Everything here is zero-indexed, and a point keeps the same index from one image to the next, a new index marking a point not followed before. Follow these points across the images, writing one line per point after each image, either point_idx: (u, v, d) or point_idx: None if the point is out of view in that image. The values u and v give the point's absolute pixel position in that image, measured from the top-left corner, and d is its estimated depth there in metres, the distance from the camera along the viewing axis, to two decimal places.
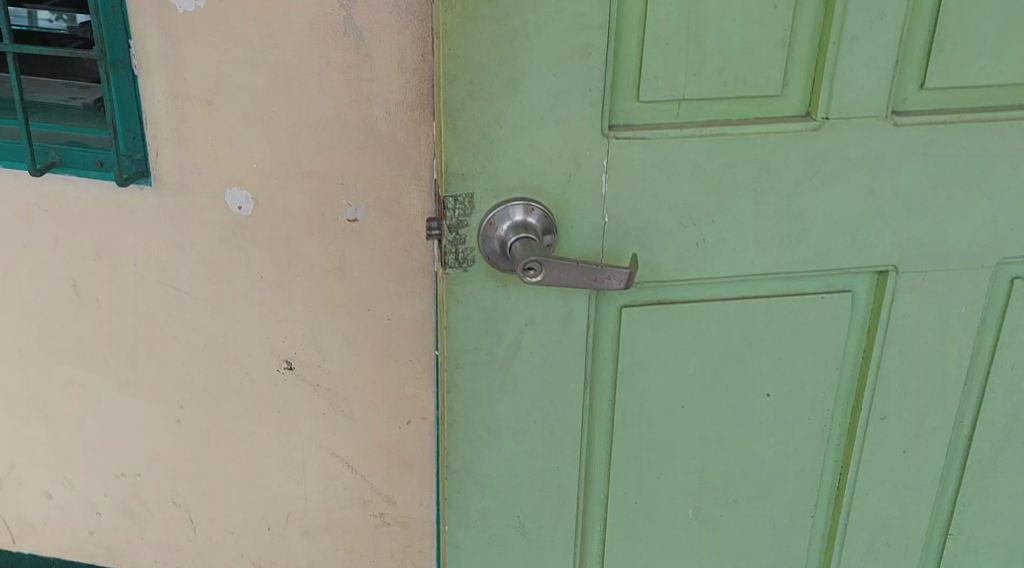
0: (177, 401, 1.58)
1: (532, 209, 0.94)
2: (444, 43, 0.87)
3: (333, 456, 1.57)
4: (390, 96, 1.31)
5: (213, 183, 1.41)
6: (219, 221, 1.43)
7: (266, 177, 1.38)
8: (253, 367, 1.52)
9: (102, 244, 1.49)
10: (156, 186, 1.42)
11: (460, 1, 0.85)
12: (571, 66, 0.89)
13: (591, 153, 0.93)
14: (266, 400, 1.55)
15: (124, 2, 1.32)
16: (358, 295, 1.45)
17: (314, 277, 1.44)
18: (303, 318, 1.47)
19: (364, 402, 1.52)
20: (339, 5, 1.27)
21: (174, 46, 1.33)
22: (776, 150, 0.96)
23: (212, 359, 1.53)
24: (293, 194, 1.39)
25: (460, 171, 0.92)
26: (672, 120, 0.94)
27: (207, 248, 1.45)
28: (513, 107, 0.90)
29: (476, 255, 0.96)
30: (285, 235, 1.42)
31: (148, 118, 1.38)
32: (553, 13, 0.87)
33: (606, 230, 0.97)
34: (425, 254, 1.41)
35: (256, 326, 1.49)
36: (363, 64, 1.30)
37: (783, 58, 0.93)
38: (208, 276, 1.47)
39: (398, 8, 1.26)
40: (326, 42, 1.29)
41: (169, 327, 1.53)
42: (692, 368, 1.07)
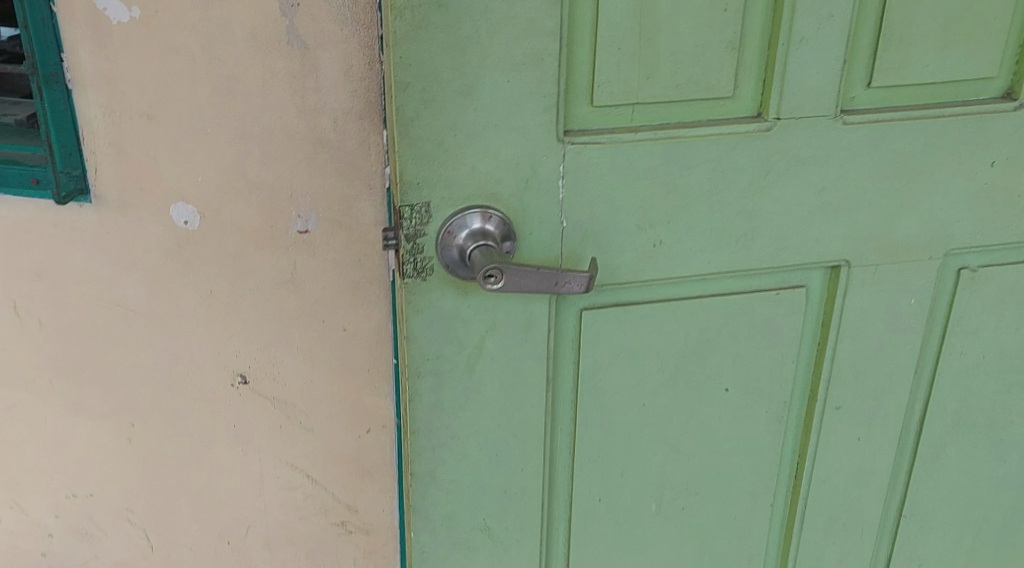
0: (127, 422, 1.55)
1: (490, 217, 0.94)
2: (395, 52, 0.85)
3: (292, 466, 1.55)
4: (337, 106, 1.30)
5: (156, 198, 1.37)
6: (164, 235, 1.40)
7: (211, 191, 1.36)
8: (205, 383, 1.50)
9: (42, 264, 1.45)
10: (96, 203, 1.39)
11: (411, 8, 0.84)
12: (525, 72, 0.89)
13: (547, 158, 0.93)
14: (219, 416, 1.52)
15: (54, 14, 1.28)
16: (311, 305, 1.42)
17: (264, 291, 1.42)
18: (254, 333, 1.45)
19: (323, 412, 1.50)
20: (282, 14, 1.25)
21: (110, 59, 1.29)
22: (729, 150, 0.97)
23: (162, 377, 1.50)
24: (240, 208, 1.37)
25: (415, 179, 0.91)
26: (627, 124, 0.95)
27: (152, 265, 1.42)
28: (468, 115, 0.89)
29: (434, 264, 0.95)
30: (234, 248, 1.39)
31: (85, 133, 1.34)
32: (506, 19, 0.86)
33: (565, 234, 0.97)
34: (379, 261, 1.39)
35: (207, 342, 1.47)
36: (308, 73, 1.28)
37: (734, 60, 0.94)
38: (154, 293, 1.44)
39: (343, 16, 1.25)
40: (269, 53, 1.26)
41: (115, 347, 1.49)
42: (652, 367, 1.07)
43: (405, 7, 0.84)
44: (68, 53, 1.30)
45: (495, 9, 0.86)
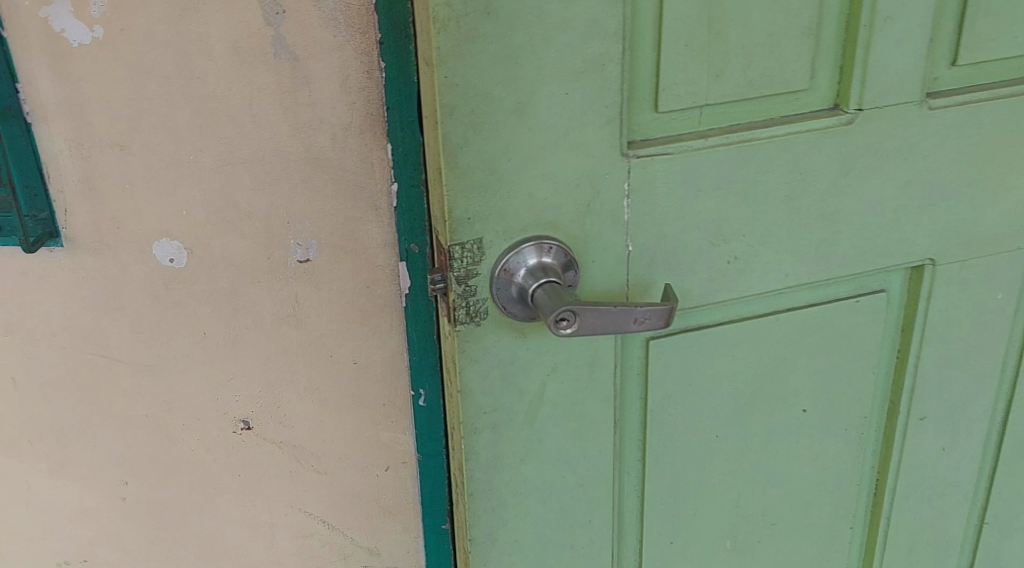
0: (118, 480, 1.39)
1: (547, 247, 0.82)
2: (439, 71, 0.73)
3: (306, 514, 1.41)
4: (336, 120, 1.17)
5: (138, 236, 1.23)
6: (147, 278, 1.26)
7: (197, 225, 1.22)
8: (203, 430, 1.35)
9: (10, 319, 1.29)
10: (67, 246, 1.24)
11: (456, 19, 0.72)
12: (584, 81, 0.77)
13: (610, 177, 0.81)
14: (222, 465, 1.37)
15: (5, 41, 1.13)
16: (318, 341, 1.29)
17: (265, 328, 1.28)
18: (256, 373, 1.31)
19: (336, 453, 1.37)
20: (265, 24, 1.12)
21: (73, 86, 1.15)
22: (809, 150, 0.86)
23: (155, 428, 1.35)
24: (232, 241, 1.23)
25: (465, 215, 0.79)
26: (695, 129, 0.83)
27: (137, 309, 1.28)
28: (522, 136, 0.77)
29: (489, 307, 0.83)
30: (228, 285, 1.26)
31: (50, 170, 1.20)
32: (561, 24, 0.75)
33: (630, 259, 0.85)
34: (389, 289, 1.27)
35: (204, 387, 1.32)
36: (300, 88, 1.15)
37: (811, 48, 0.83)
38: (142, 338, 1.29)
39: (335, 22, 1.12)
40: (254, 68, 1.13)
41: (100, 401, 1.34)
42: (725, 395, 0.96)
43: (450, 18, 0.72)
44: (23, 84, 1.16)
45: (550, 11, 0.74)
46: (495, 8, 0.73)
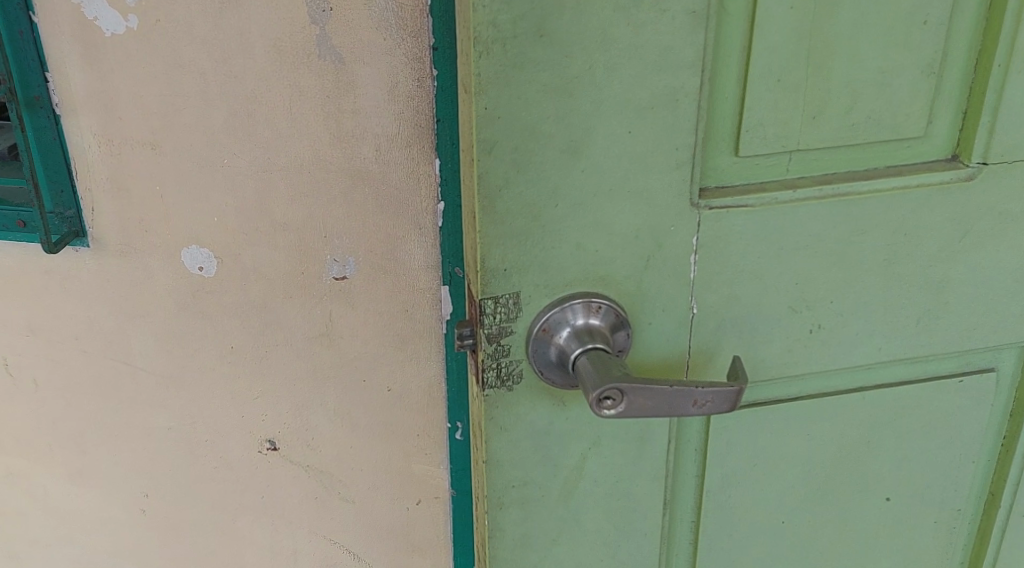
0: (138, 493, 1.22)
1: (596, 307, 0.69)
2: (478, 99, 0.62)
3: (334, 544, 1.21)
4: (381, 131, 0.98)
5: (165, 238, 1.05)
6: (173, 289, 1.07)
7: (231, 234, 1.04)
8: (223, 449, 1.17)
9: (32, 318, 1.12)
10: (92, 248, 1.06)
11: (502, 41, 0.60)
12: (653, 118, 0.65)
13: (677, 229, 0.69)
14: (245, 485, 1.19)
15: (36, 26, 0.96)
16: (352, 363, 1.10)
17: (295, 346, 1.09)
18: (283, 393, 1.12)
19: (366, 483, 1.17)
20: (309, 20, 0.93)
21: (102, 72, 0.97)
22: (919, 208, 0.72)
23: (178, 441, 1.17)
24: (264, 250, 1.04)
25: (501, 266, 0.67)
26: (783, 176, 0.70)
27: (163, 317, 1.10)
28: (573, 178, 0.65)
29: (523, 370, 0.71)
30: (257, 299, 1.07)
31: (77, 165, 1.02)
32: (631, 50, 0.62)
33: (695, 323, 0.72)
34: (428, 313, 1.06)
35: (229, 403, 1.14)
36: (345, 93, 0.96)
37: (931, 89, 0.69)
38: (166, 350, 1.12)
39: (385, 22, 0.92)
40: (295, 68, 0.95)
41: (119, 409, 1.17)
42: (796, 478, 0.83)
43: (494, 39, 0.60)
44: (53, 73, 0.98)
45: (617, 36, 0.62)
46: (549, 29, 0.61)
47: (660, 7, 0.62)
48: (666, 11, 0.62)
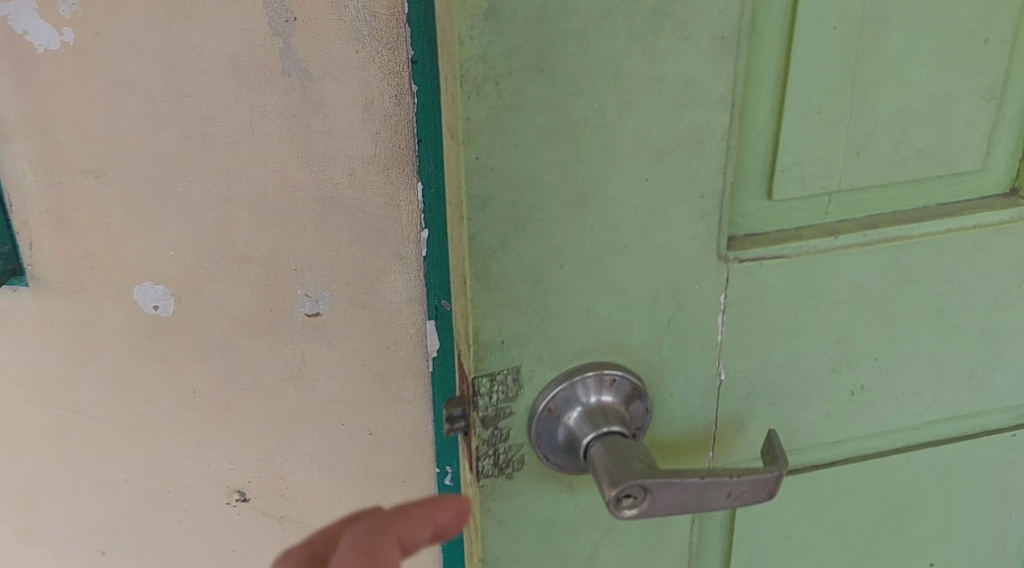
0: (93, 547, 0.99)
1: (608, 381, 0.60)
2: (466, 149, 0.51)
3: None
4: (357, 154, 0.79)
5: (113, 269, 0.84)
6: (127, 327, 0.86)
7: (188, 262, 0.83)
8: (190, 502, 0.95)
9: None
10: (35, 287, 0.85)
11: (494, 79, 0.50)
12: (675, 162, 0.55)
13: (701, 287, 0.59)
14: (209, 545, 0.98)
15: None
16: (327, 409, 0.89)
17: (265, 388, 0.88)
18: (250, 442, 0.91)
19: None
20: (271, 30, 0.74)
21: (25, 79, 0.77)
22: (976, 253, 0.62)
23: (139, 498, 0.96)
24: (228, 280, 0.84)
25: (497, 338, 0.57)
26: (821, 222, 0.60)
27: (116, 358, 0.88)
28: (581, 235, 0.55)
29: (525, 455, 0.61)
30: (222, 336, 0.86)
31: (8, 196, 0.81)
32: (647, 84, 0.52)
33: (723, 390, 0.63)
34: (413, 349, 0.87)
35: (189, 455, 0.92)
36: (314, 113, 0.77)
37: (992, 116, 0.59)
38: (122, 395, 0.90)
39: (359, 32, 0.75)
40: (256, 85, 0.76)
41: (65, 465, 0.94)
42: (833, 550, 0.73)
43: (485, 77, 0.50)
44: None
45: (630, 68, 0.52)
46: (550, 63, 0.50)
47: (683, 33, 0.52)
48: (688, 38, 0.52)
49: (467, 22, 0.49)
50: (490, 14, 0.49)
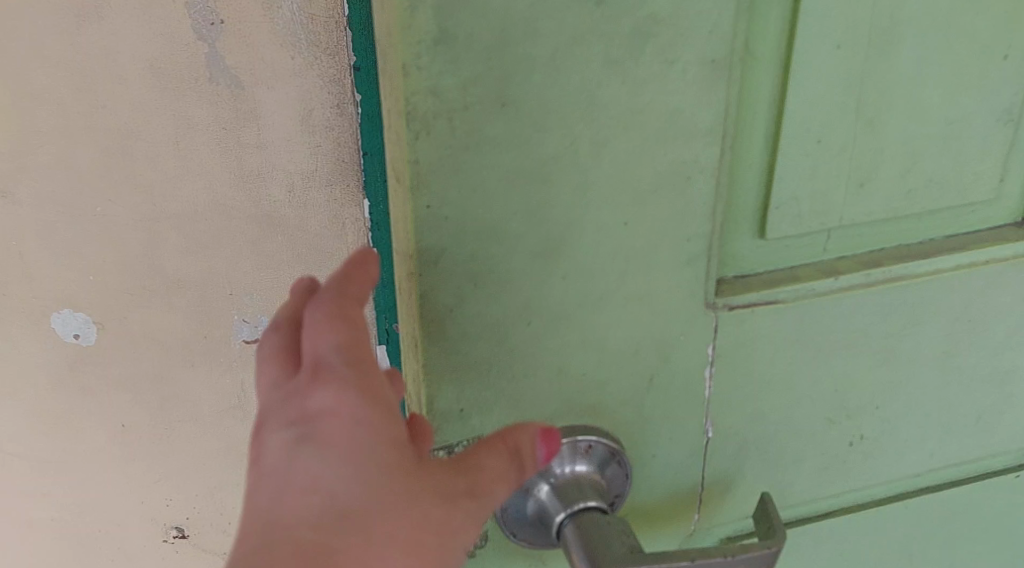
0: None
1: (583, 447, 0.52)
2: (416, 195, 0.44)
3: None
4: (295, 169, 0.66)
5: (24, 301, 0.73)
6: (43, 359, 0.75)
7: (111, 291, 0.72)
8: (122, 542, 0.85)
9: None
10: None
11: (448, 116, 0.42)
12: (657, 202, 0.47)
13: (687, 339, 0.52)
14: None
15: None
16: None
17: (201, 423, 0.78)
18: (191, 476, 0.82)
19: None
20: (194, 34, 0.61)
21: None
22: (987, 290, 0.56)
23: (64, 540, 0.86)
24: (156, 309, 0.72)
25: (455, 407, 0.50)
26: (819, 260, 0.54)
27: (29, 393, 0.78)
28: (551, 288, 0.48)
29: (490, 528, 0.54)
30: (151, 368, 0.76)
31: None
32: (626, 116, 0.45)
33: (711, 450, 0.55)
34: None
35: (120, 492, 0.82)
36: (248, 125, 0.64)
37: (1009, 139, 0.53)
38: (39, 431, 0.79)
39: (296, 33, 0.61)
40: (178, 96, 0.63)
41: None
42: None
43: (435, 114, 0.42)
44: None
45: (606, 98, 0.44)
46: (512, 95, 0.43)
47: (668, 57, 0.44)
48: (674, 63, 0.44)
49: (413, 51, 0.41)
50: (440, 40, 0.41)
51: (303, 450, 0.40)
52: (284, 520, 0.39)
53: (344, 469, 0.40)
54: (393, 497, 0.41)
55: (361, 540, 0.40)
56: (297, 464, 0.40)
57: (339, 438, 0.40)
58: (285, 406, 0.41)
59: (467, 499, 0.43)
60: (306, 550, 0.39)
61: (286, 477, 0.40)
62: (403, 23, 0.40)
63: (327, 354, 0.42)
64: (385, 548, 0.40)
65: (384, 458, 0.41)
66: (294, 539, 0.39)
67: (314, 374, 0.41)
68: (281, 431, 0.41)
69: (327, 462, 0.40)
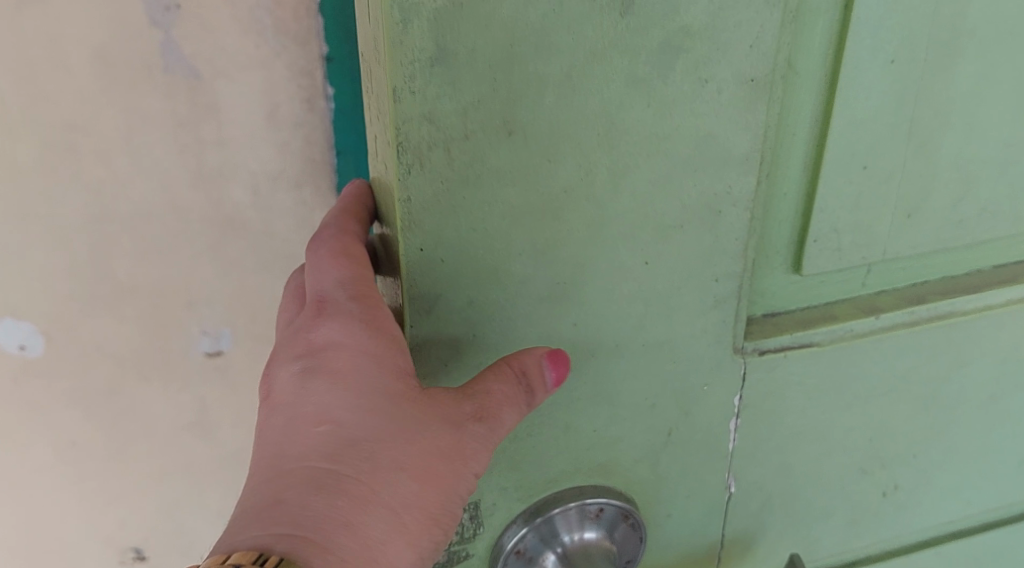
0: None
1: (593, 513, 0.46)
2: (406, 237, 0.37)
3: None
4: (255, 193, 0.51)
5: None
6: None
7: None
8: None
9: None
10: None
11: (443, 146, 0.35)
12: (684, 240, 0.41)
13: (712, 389, 0.45)
14: None
15: None
16: None
17: None
18: None
19: None
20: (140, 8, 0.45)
21: None
22: None
23: None
24: None
25: None
26: (857, 295, 0.48)
27: None
28: (560, 338, 0.41)
29: None
30: None
31: None
32: (651, 145, 0.38)
33: (732, 505, 0.49)
34: None
35: None
36: (199, 136, 0.48)
37: None
38: None
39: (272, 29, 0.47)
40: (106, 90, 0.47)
41: None
42: None
43: (431, 144, 0.35)
44: None
45: (630, 124, 0.38)
46: (520, 121, 0.36)
47: (702, 75, 0.38)
48: (709, 82, 0.38)
49: (405, 70, 0.34)
50: (439, 59, 0.34)
51: (311, 381, 0.38)
52: (295, 452, 0.38)
53: (354, 400, 0.38)
54: (400, 425, 0.38)
55: (370, 473, 0.38)
56: (307, 394, 0.38)
57: (346, 369, 0.38)
58: (293, 340, 0.40)
59: (473, 423, 0.40)
60: (315, 480, 0.37)
61: (296, 407, 0.38)
62: (393, 38, 0.33)
63: (333, 290, 0.40)
64: (395, 476, 0.38)
65: (394, 386, 0.38)
66: (304, 472, 0.38)
67: (317, 308, 0.40)
68: (290, 362, 0.39)
69: (336, 393, 0.38)
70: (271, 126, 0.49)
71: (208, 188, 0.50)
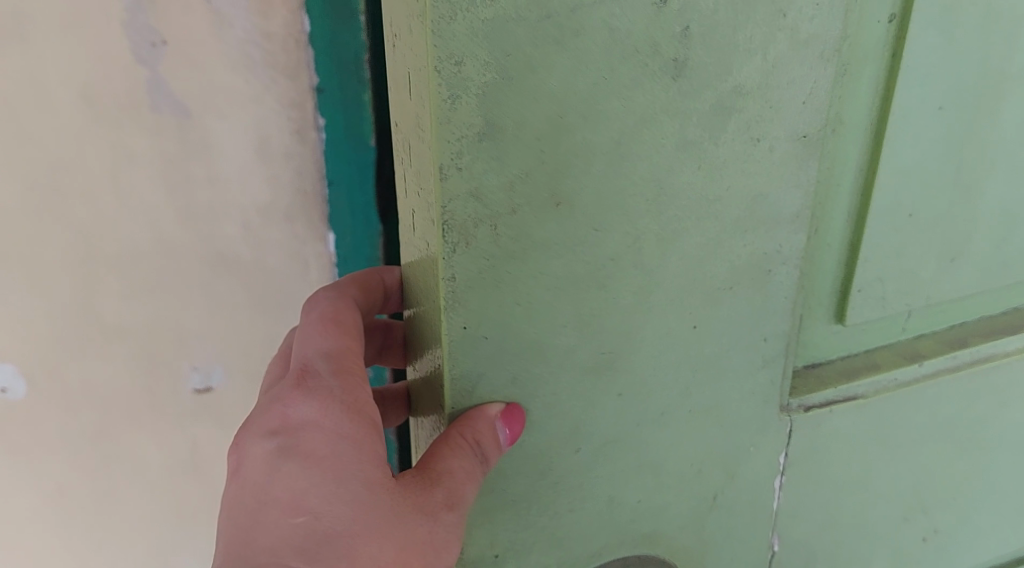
0: None
1: None
2: (449, 317, 0.34)
3: None
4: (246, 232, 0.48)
5: None
6: None
7: None
8: None
9: None
10: None
11: (485, 224, 0.33)
12: (734, 301, 0.38)
13: (757, 449, 0.43)
14: None
15: None
16: None
17: None
18: None
19: None
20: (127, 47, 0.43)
21: None
22: None
23: None
24: None
25: (488, 552, 0.39)
26: (897, 340, 0.47)
27: None
28: (606, 411, 0.38)
29: None
30: None
31: None
32: (702, 209, 0.36)
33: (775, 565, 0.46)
34: None
35: None
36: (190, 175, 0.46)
37: None
38: None
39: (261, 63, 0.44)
40: (93, 128, 0.45)
41: None
42: None
43: (476, 221, 0.33)
44: None
45: (678, 188, 0.35)
46: (566, 191, 0.34)
47: (754, 134, 0.36)
48: (761, 140, 0.36)
49: (452, 148, 0.32)
50: (485, 134, 0.32)
51: (285, 462, 0.36)
52: (264, 543, 0.35)
53: (327, 488, 0.35)
54: (377, 515, 0.36)
55: None
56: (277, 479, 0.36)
57: (321, 452, 0.36)
58: (267, 413, 0.37)
59: (447, 512, 0.36)
60: None
61: (266, 490, 0.36)
62: (440, 116, 0.31)
63: (316, 362, 0.38)
64: None
65: (370, 474, 0.36)
66: None
67: (296, 382, 0.37)
68: (262, 441, 0.37)
69: (310, 479, 0.36)
70: (263, 164, 0.46)
71: (200, 225, 0.47)
